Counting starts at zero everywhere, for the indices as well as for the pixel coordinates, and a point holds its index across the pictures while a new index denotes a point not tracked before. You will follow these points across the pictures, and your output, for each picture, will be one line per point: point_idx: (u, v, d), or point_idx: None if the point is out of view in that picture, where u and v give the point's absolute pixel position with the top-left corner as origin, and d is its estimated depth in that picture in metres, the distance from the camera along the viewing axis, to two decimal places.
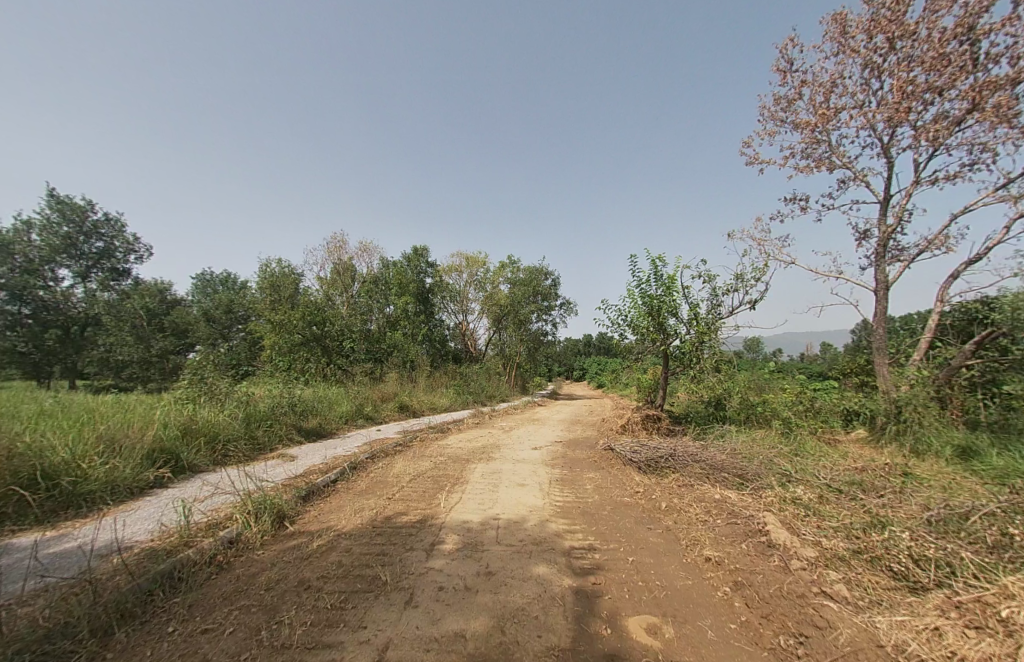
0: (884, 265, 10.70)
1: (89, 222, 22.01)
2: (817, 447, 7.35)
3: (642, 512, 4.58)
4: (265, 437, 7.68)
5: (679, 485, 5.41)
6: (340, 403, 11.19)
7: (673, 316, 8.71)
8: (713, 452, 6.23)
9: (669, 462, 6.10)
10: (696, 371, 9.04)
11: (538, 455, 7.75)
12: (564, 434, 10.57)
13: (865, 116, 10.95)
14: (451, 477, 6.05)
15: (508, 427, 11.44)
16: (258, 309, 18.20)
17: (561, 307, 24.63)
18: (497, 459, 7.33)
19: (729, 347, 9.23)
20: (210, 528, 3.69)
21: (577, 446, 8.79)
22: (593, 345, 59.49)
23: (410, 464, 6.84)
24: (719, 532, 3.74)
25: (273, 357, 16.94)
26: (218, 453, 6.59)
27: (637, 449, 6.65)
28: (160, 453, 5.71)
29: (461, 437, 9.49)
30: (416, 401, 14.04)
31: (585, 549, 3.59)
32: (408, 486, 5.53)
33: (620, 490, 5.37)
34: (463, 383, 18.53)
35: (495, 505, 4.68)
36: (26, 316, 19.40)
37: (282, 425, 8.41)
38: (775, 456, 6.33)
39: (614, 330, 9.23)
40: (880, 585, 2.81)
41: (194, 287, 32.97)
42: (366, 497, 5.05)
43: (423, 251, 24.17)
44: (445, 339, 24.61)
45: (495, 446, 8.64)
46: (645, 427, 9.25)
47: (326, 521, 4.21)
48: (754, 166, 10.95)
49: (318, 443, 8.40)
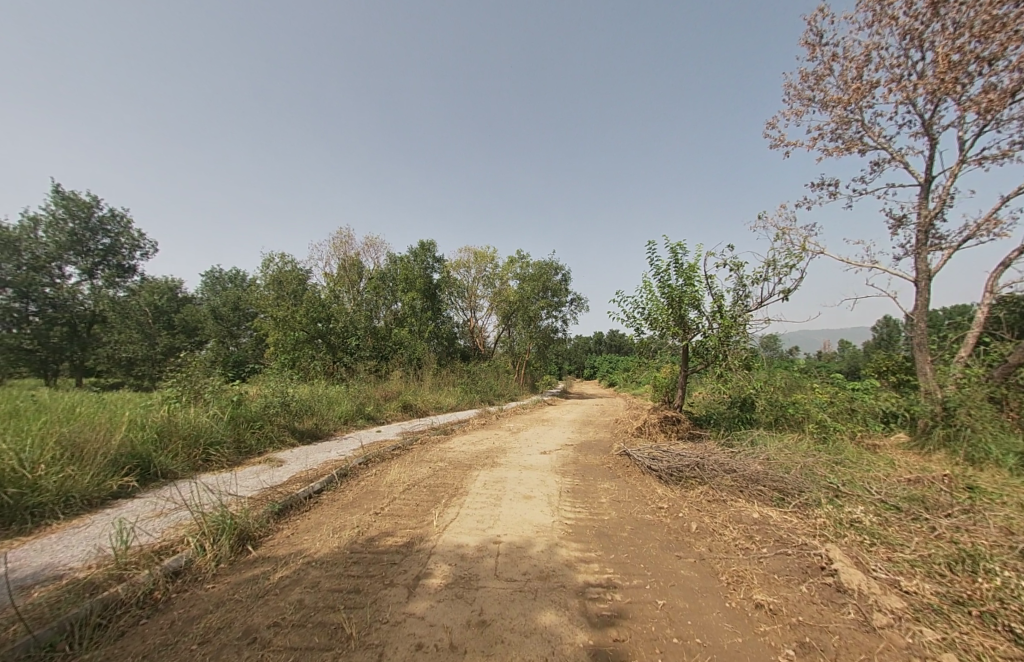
0: (924, 252, 9.79)
1: (95, 218, 21.86)
2: (859, 453, 6.57)
3: (669, 534, 3.88)
4: (253, 440, 7.13)
5: (708, 499, 4.70)
6: (340, 402, 10.64)
7: (696, 308, 7.95)
8: (745, 460, 5.49)
9: (695, 472, 5.39)
10: (722, 369, 8.16)
11: (548, 461, 7.08)
12: (576, 436, 9.91)
13: (904, 90, 10.06)
14: (449, 487, 5.42)
15: (516, 429, 10.79)
16: (262, 305, 17.82)
17: (572, 303, 23.83)
18: (502, 465, 6.69)
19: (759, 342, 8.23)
20: (154, 554, 3.12)
21: (590, 450, 8.12)
22: (604, 343, 58.53)
23: (406, 470, 6.21)
24: (769, 566, 3.04)
25: (276, 354, 16.57)
26: (198, 457, 6.06)
27: (657, 456, 5.95)
28: (129, 459, 5.19)
29: (464, 440, 8.85)
30: (421, 400, 13.47)
31: (603, 586, 2.93)
32: (400, 498, 4.91)
33: (640, 505, 4.69)
34: (471, 381, 17.94)
35: (495, 524, 4.02)
36: (32, 312, 19.29)
37: (274, 426, 7.88)
38: (817, 465, 5.57)
39: (629, 324, 8.46)
40: (1001, 655, 2.12)
41: (202, 284, 32.87)
42: (349, 512, 4.44)
43: (430, 246, 23.59)
44: (453, 337, 24.07)
45: (502, 450, 7.99)
46: (663, 429, 8.52)
47: (298, 543, 3.60)
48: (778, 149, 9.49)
49: (311, 446, 7.84)
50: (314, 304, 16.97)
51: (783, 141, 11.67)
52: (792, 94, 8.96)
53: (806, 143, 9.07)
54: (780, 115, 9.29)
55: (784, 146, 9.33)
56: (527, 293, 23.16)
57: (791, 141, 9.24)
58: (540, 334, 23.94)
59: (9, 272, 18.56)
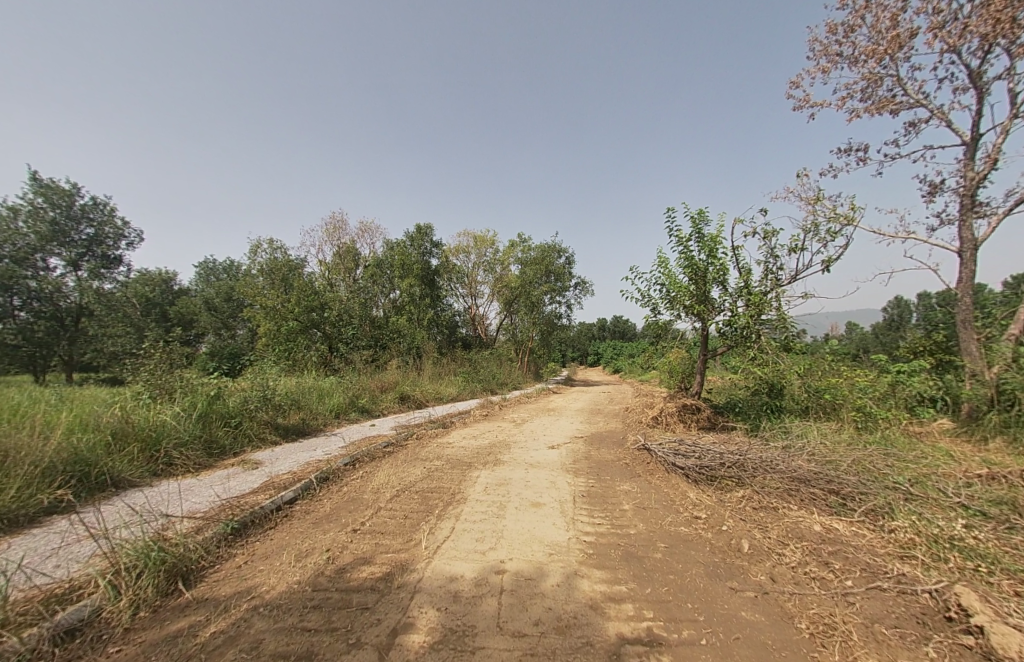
0: (969, 219, 8.86)
1: (77, 206, 20.96)
2: (912, 445, 5.76)
3: (716, 556, 3.11)
4: (229, 439, 6.38)
5: (752, 507, 3.91)
6: (331, 394, 9.88)
7: (720, 284, 7.08)
8: (789, 456, 4.69)
9: (732, 471, 4.59)
10: (757, 350, 7.28)
11: (557, 456, 6.32)
12: (585, 427, 9.18)
13: (948, 37, 9.03)
14: (445, 491, 4.67)
15: (520, 419, 10.04)
16: (252, 295, 17.04)
17: (576, 287, 22.81)
18: (506, 463, 5.92)
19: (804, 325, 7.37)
20: (43, 606, 2.38)
21: (602, 443, 7.36)
22: (608, 329, 57.76)
23: (397, 472, 5.45)
24: (868, 615, 2.29)
25: (269, 346, 15.87)
26: (159, 461, 5.34)
27: (684, 452, 5.17)
28: (69, 467, 4.45)
29: (465, 433, 8.08)
30: (419, 390, 12.70)
31: (646, 644, 2.16)
32: (386, 509, 4.14)
33: (671, 513, 3.91)
34: (472, 370, 17.21)
35: (499, 545, 3.26)
36: (16, 306, 18.55)
37: (255, 421, 7.14)
38: (873, 460, 4.76)
39: (644, 304, 7.65)
40: None
41: (196, 276, 32.02)
42: (322, 529, 3.67)
43: (427, 230, 22.58)
44: (453, 325, 23.27)
45: (505, 444, 7.22)
46: (681, 419, 7.77)
47: (248, 579, 2.85)
48: (801, 111, 8.81)
49: (296, 444, 7.12)
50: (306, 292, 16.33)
51: (808, 101, 10.76)
52: (813, 53, 8.38)
53: (828, 104, 8.49)
54: (802, 74, 8.65)
55: (805, 107, 8.76)
56: (529, 278, 22.25)
57: (812, 101, 8.67)
58: (544, 320, 22.99)
59: None
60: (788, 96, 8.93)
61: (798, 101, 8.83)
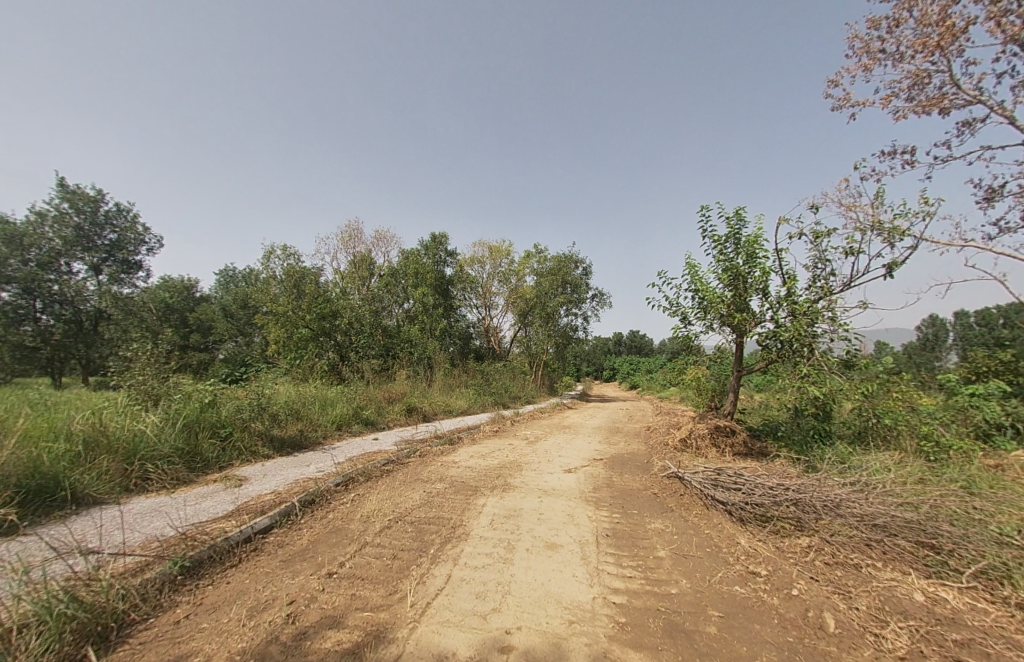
0: None
1: (101, 212, 21.26)
2: (998, 481, 4.86)
3: (788, 635, 2.38)
4: (216, 452, 5.83)
5: (824, 563, 3.14)
6: (334, 404, 9.31)
7: (760, 291, 6.31)
8: (859, 495, 3.91)
9: (790, 510, 3.84)
10: (812, 365, 6.29)
11: (574, 482, 5.58)
12: (605, 447, 8.40)
13: (1010, 27, 8.22)
14: (445, 523, 4.00)
15: (533, 437, 9.31)
16: (264, 301, 16.80)
17: (593, 299, 22.03)
18: (516, 489, 5.21)
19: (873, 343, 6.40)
20: None
21: (625, 468, 6.59)
22: (624, 344, 56.58)
23: (393, 496, 4.81)
24: None
25: (279, 353, 15.54)
26: (132, 477, 4.81)
27: (726, 484, 4.43)
28: (23, 483, 3.93)
29: (473, 452, 7.36)
30: (428, 403, 12.07)
31: None
32: (372, 545, 3.49)
33: (721, 568, 3.15)
34: (485, 383, 16.57)
35: (504, 605, 2.59)
36: (36, 309, 18.69)
37: (247, 433, 6.59)
38: (963, 502, 3.92)
39: (673, 313, 6.91)
40: None
41: (215, 282, 32.24)
42: (292, 571, 3.04)
43: (442, 238, 22.16)
44: (467, 336, 22.73)
45: (516, 465, 6.51)
46: (714, 442, 7.00)
47: (181, 646, 2.23)
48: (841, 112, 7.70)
49: (290, 458, 6.55)
50: (317, 299, 16.00)
51: (848, 100, 9.94)
52: (853, 49, 7.40)
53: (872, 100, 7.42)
54: (840, 73, 7.60)
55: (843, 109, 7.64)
56: (544, 289, 21.64)
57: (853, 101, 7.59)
58: (560, 333, 22.23)
59: (13, 269, 17.94)
60: (826, 99, 7.77)
61: (838, 103, 7.74)
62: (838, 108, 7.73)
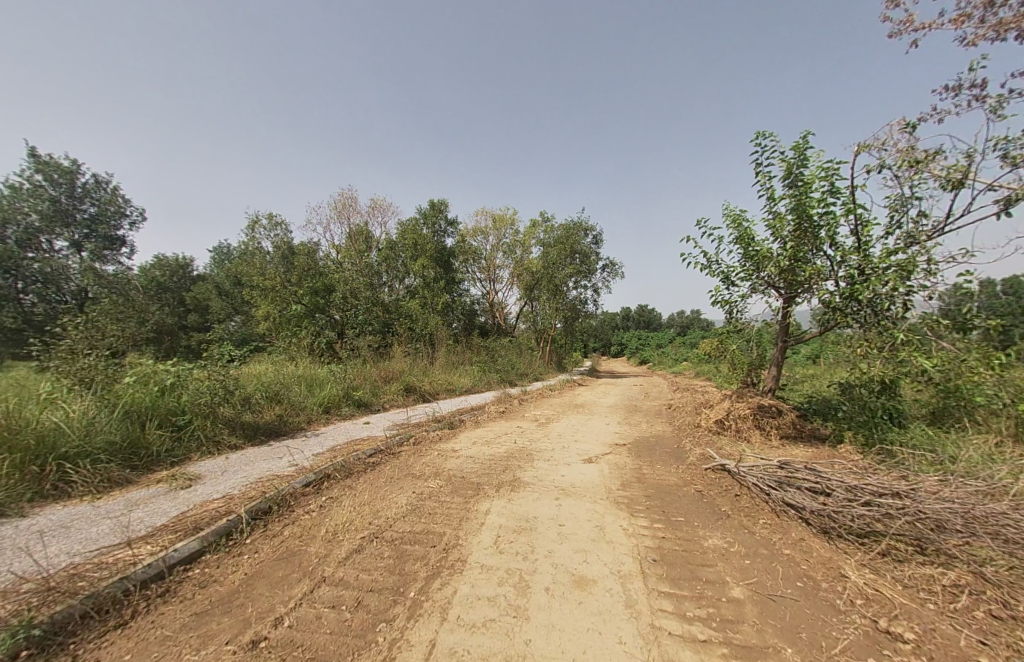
0: None
1: (80, 185, 20.03)
2: None
3: None
4: (167, 444, 4.86)
5: (989, 613, 2.22)
6: (321, 385, 8.32)
7: (826, 241, 5.12)
8: (1002, 505, 2.88)
9: (909, 535, 2.94)
10: (908, 337, 4.92)
11: (598, 476, 4.57)
12: (626, 429, 7.40)
13: None
14: (437, 543, 2.99)
15: (544, 418, 8.32)
16: (253, 275, 15.76)
17: (604, 269, 20.73)
18: (527, 486, 4.22)
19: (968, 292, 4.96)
20: None
21: (655, 455, 5.58)
22: (632, 319, 55.37)
23: (376, 500, 3.81)
24: None
25: (270, 332, 14.56)
26: (48, 482, 3.88)
27: (810, 489, 3.50)
28: None
29: (476, 438, 6.37)
30: (428, 381, 11.09)
31: None
32: (329, 583, 2.50)
33: (833, 622, 2.22)
34: (490, 359, 15.60)
35: None
36: (19, 290, 17.75)
37: (212, 420, 5.60)
38: None
39: (711, 272, 5.86)
40: None
41: (210, 259, 31.12)
42: (199, 635, 2.12)
43: (441, 205, 20.71)
44: (471, 311, 21.68)
45: (527, 454, 5.51)
46: (757, 423, 6.06)
47: None
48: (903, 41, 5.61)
49: (263, 448, 5.60)
50: (308, 272, 14.91)
51: (912, 23, 8.32)
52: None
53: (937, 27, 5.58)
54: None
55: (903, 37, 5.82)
56: (551, 260, 20.37)
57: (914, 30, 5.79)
58: (567, 307, 21.09)
59: None
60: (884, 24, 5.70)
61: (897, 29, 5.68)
62: (894, 37, 6.10)
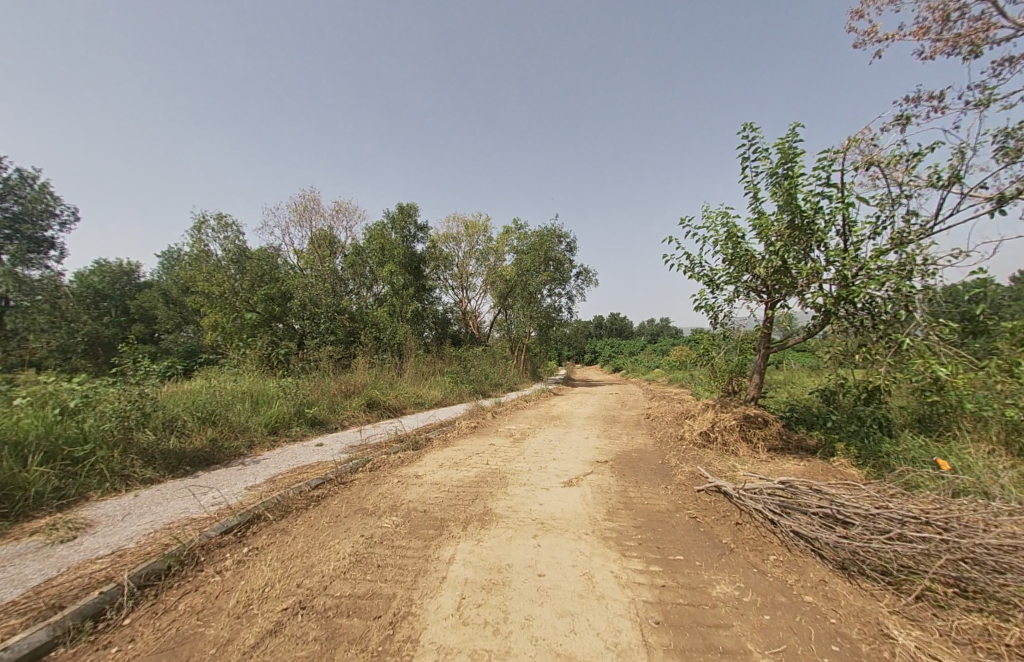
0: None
1: (3, 181, 18.13)
2: None
3: None
4: (54, 483, 4.03)
5: None
6: (268, 402, 7.40)
7: (816, 241, 4.79)
8: None
9: (953, 577, 2.50)
10: (911, 342, 4.52)
11: (580, 504, 3.98)
12: (606, 443, 6.87)
13: None
14: (380, 613, 2.34)
15: (519, 433, 7.70)
16: (202, 281, 14.50)
17: (578, 277, 20.45)
18: (499, 521, 3.58)
19: (968, 289, 4.59)
20: None
21: (641, 475, 5.04)
22: (604, 327, 55.94)
23: (311, 551, 3.07)
24: None
25: (221, 344, 13.34)
26: None
27: (826, 519, 3.02)
28: None
29: (443, 459, 5.67)
30: (394, 394, 10.28)
31: None
32: None
33: None
34: (462, 370, 14.87)
35: None
36: None
37: (123, 449, 4.73)
38: None
39: (693, 275, 5.49)
40: None
41: (159, 265, 28.94)
42: None
43: (410, 209, 19.94)
44: (442, 320, 20.88)
45: (499, 477, 4.86)
46: (744, 435, 5.67)
47: None
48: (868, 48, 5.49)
49: (186, 481, 4.74)
50: (262, 278, 13.83)
51: (876, 33, 8.37)
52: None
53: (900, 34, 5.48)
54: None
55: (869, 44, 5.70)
56: (525, 268, 19.91)
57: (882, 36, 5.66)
58: (541, 314, 20.61)
59: None
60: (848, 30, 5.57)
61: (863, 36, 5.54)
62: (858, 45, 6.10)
